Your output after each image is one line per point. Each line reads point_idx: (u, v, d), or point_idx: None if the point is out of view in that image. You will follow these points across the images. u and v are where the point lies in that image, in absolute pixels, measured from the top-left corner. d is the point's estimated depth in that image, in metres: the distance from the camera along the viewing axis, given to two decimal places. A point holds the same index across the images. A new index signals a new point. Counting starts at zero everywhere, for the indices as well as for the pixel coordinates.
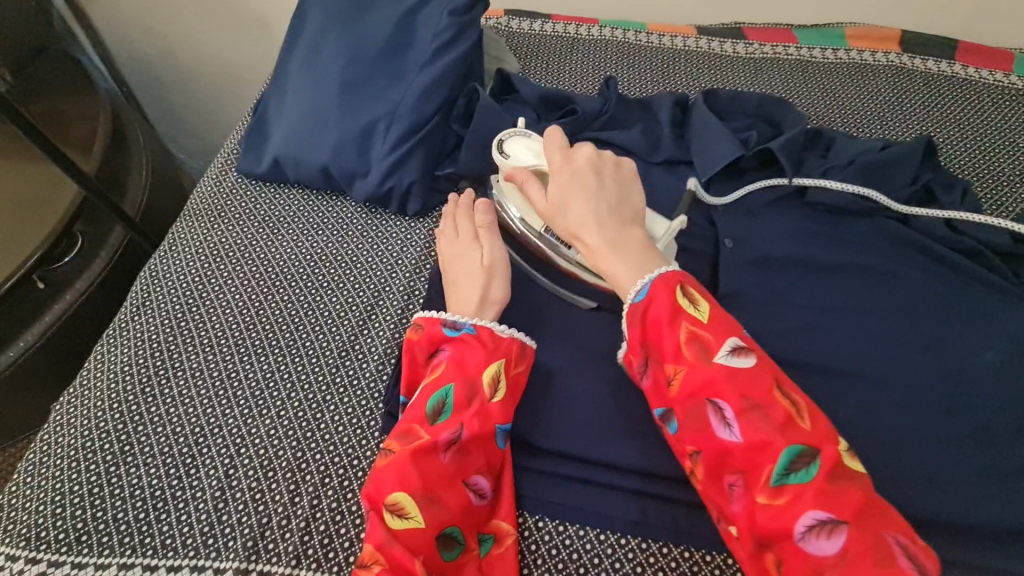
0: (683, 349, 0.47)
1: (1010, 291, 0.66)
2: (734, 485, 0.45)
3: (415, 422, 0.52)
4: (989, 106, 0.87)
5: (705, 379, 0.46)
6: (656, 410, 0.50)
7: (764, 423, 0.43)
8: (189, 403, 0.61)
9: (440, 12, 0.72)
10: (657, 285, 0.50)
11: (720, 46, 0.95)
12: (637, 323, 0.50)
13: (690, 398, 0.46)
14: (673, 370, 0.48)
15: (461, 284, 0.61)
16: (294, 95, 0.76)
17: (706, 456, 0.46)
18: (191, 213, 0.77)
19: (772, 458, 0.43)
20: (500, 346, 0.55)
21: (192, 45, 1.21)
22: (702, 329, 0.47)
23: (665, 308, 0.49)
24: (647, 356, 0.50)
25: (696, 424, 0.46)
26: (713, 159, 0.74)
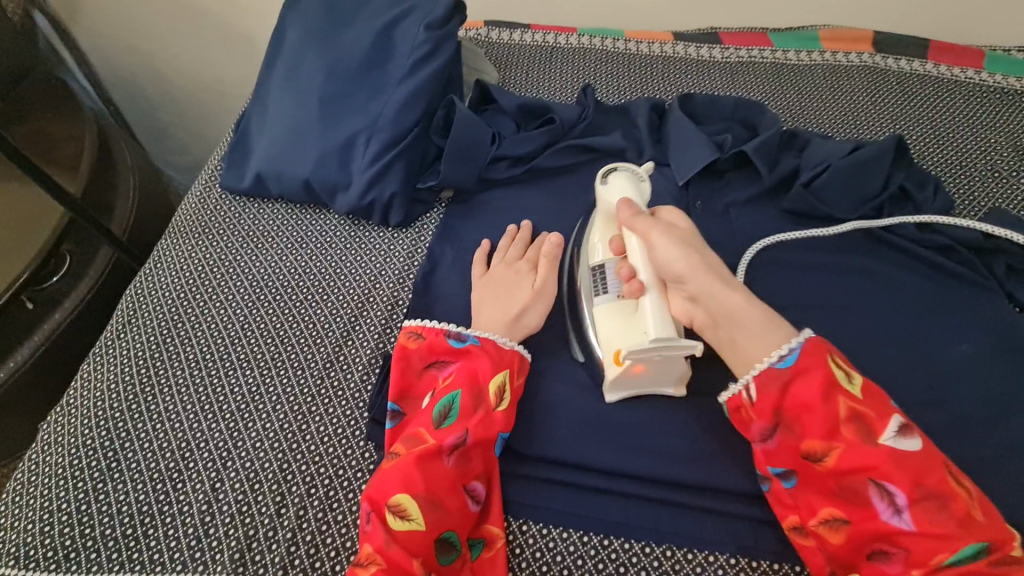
0: (841, 425, 0.46)
1: (981, 284, 0.67)
2: (884, 556, 0.44)
3: (421, 427, 0.54)
4: (961, 103, 0.88)
5: (865, 459, 0.44)
6: (774, 468, 0.50)
7: (936, 513, 0.42)
8: (176, 418, 0.61)
9: (417, 27, 0.73)
10: (808, 354, 0.48)
11: (697, 50, 0.97)
12: (778, 391, 0.48)
13: (842, 473, 0.45)
14: (823, 447, 0.46)
15: (503, 299, 0.62)
16: (276, 111, 0.77)
17: (853, 528, 0.45)
18: (176, 230, 0.77)
19: (947, 546, 0.42)
20: (504, 357, 0.57)
21: (178, 62, 1.22)
22: (860, 404, 0.46)
23: (818, 385, 0.47)
24: (780, 425, 0.49)
25: (849, 497, 0.45)
26: (689, 162, 0.75)
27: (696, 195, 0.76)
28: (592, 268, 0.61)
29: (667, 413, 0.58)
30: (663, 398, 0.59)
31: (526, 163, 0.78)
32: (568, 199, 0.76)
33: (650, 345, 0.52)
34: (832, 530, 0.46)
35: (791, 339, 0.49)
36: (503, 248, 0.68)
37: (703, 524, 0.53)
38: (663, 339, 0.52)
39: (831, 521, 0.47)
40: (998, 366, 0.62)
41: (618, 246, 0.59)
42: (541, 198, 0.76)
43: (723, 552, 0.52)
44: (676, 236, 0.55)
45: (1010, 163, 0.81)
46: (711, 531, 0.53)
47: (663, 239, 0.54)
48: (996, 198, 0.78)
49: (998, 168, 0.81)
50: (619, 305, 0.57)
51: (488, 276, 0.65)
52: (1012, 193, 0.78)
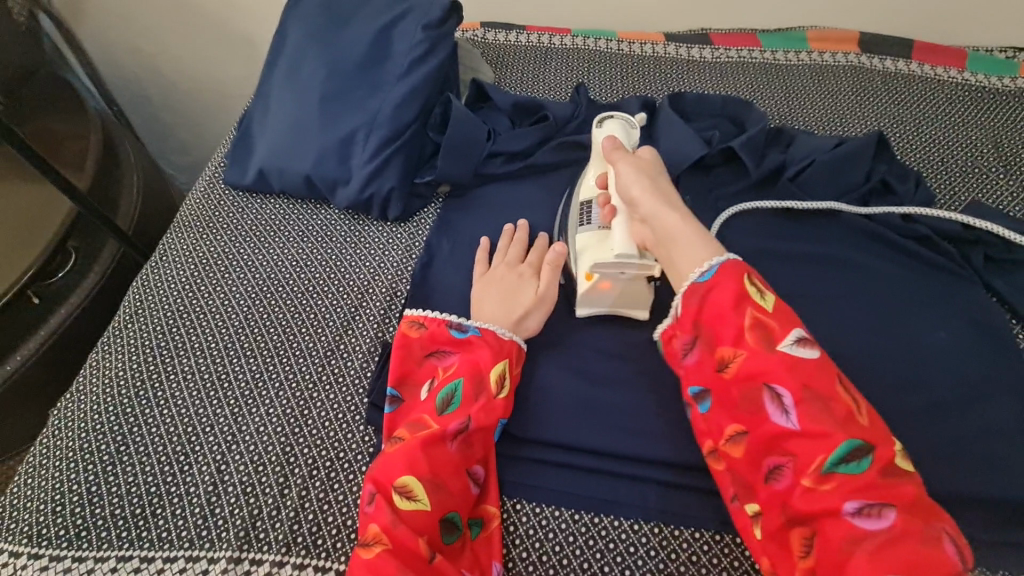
0: (746, 334, 0.47)
1: (960, 274, 0.70)
2: (778, 466, 0.46)
3: (425, 413, 0.56)
4: (943, 101, 0.91)
5: (762, 365, 0.46)
6: (693, 387, 0.52)
7: (822, 415, 0.44)
8: (182, 403, 0.63)
9: (415, 27, 0.76)
10: (725, 272, 0.50)
11: (688, 51, 0.99)
12: (696, 304, 0.51)
13: (744, 381, 0.47)
14: (729, 355, 0.48)
15: (505, 302, 0.64)
16: (278, 108, 0.80)
17: (751, 438, 0.47)
18: (181, 224, 0.79)
19: (826, 448, 0.43)
20: (504, 348, 0.60)
21: (181, 63, 1.24)
22: (767, 317, 0.48)
23: (729, 296, 0.49)
24: (697, 337, 0.51)
25: (750, 406, 0.47)
26: (678, 158, 0.78)
27: (685, 189, 0.78)
28: (580, 204, 0.66)
29: (656, 397, 0.61)
30: (652, 383, 0.62)
31: (521, 158, 0.80)
32: (561, 193, 0.78)
33: (613, 259, 0.59)
34: (736, 443, 0.48)
35: (715, 256, 0.52)
36: (503, 250, 0.70)
37: (690, 501, 0.55)
38: (624, 255, 0.58)
39: (735, 433, 0.48)
40: (974, 352, 0.64)
41: (603, 180, 0.65)
42: (535, 193, 0.78)
43: (708, 528, 0.54)
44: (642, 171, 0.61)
45: (989, 159, 0.84)
46: (697, 509, 0.55)
47: (628, 169, 0.60)
48: (976, 192, 0.80)
49: (978, 164, 0.83)
50: (593, 233, 0.62)
51: (490, 275, 0.67)
52: (991, 188, 0.81)
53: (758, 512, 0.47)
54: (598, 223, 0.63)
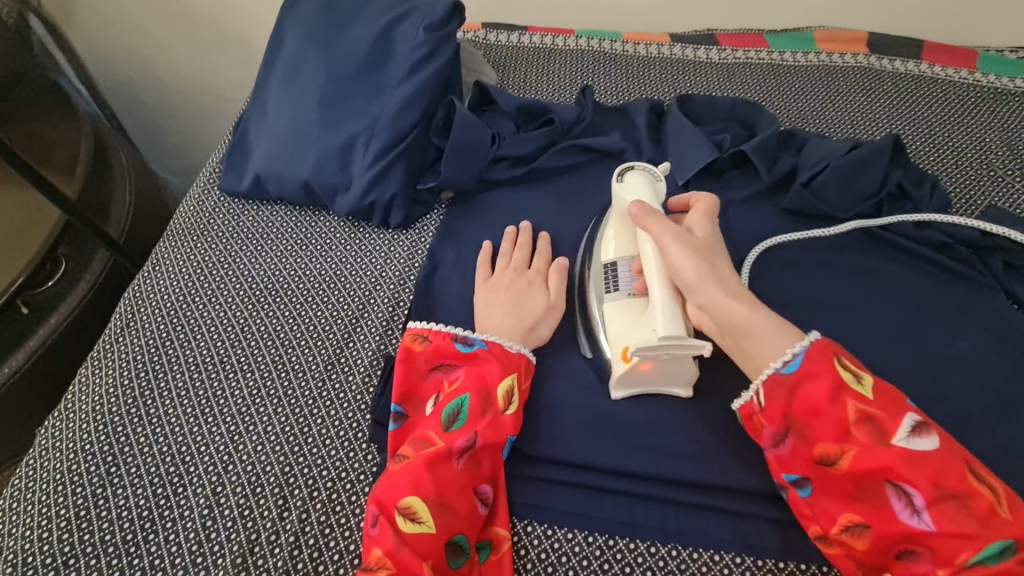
0: (851, 429, 0.45)
1: (980, 281, 0.68)
2: (910, 558, 0.44)
3: (430, 430, 0.53)
4: (955, 102, 0.89)
5: (879, 460, 0.44)
6: (791, 478, 0.49)
7: (956, 510, 0.42)
8: (176, 422, 0.60)
9: (417, 28, 0.74)
10: (815, 358, 0.48)
11: (694, 52, 0.97)
12: (785, 397, 0.48)
13: (859, 477, 0.45)
14: (836, 451, 0.46)
15: (516, 308, 0.62)
16: (275, 112, 0.77)
17: (875, 533, 0.44)
18: (174, 233, 0.77)
19: (970, 543, 0.41)
20: (511, 361, 0.57)
21: (174, 65, 1.21)
22: (870, 406, 0.45)
23: (827, 386, 0.46)
24: (791, 429, 0.48)
25: (869, 501, 0.45)
26: (689, 162, 0.76)
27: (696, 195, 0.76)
28: (603, 265, 0.62)
29: (671, 412, 0.58)
30: (667, 397, 0.59)
31: (526, 163, 0.78)
32: (568, 200, 0.76)
33: (658, 342, 0.51)
34: (854, 538, 0.46)
35: (796, 344, 0.49)
36: (507, 254, 0.68)
37: (710, 522, 0.53)
38: (672, 336, 0.51)
39: (852, 526, 0.46)
40: (999, 362, 0.62)
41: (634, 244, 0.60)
42: (542, 200, 0.76)
43: (729, 551, 0.52)
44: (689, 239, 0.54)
45: (1005, 162, 0.82)
46: (717, 530, 0.53)
47: (673, 244, 0.53)
48: (992, 195, 0.79)
49: (993, 166, 0.81)
50: (628, 303, 0.57)
51: (494, 282, 0.65)
52: (1008, 191, 0.79)
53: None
54: (631, 292, 0.58)
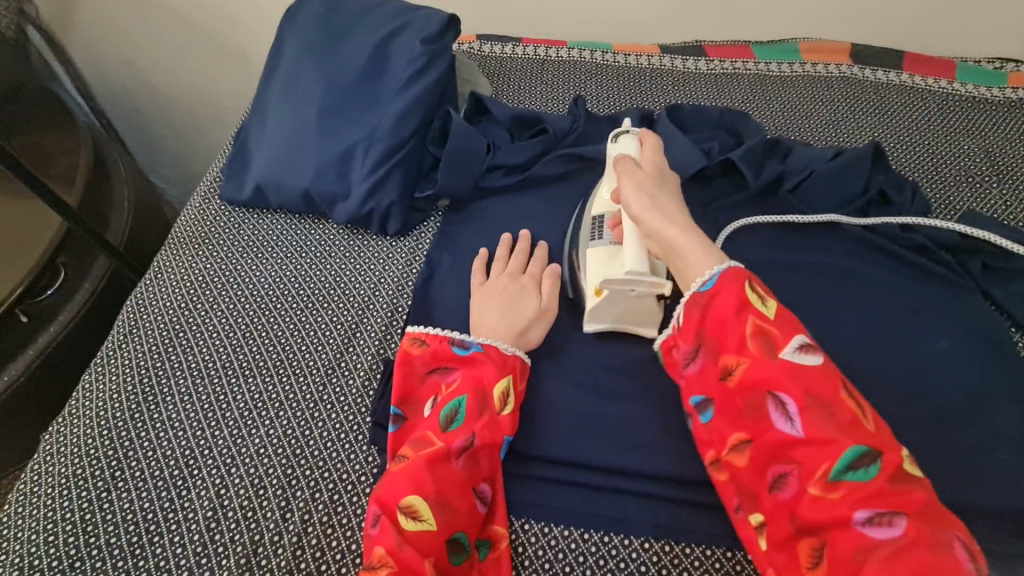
0: (747, 342, 0.48)
1: (959, 283, 0.70)
2: (785, 476, 0.45)
3: (429, 430, 0.55)
4: (934, 111, 0.93)
5: (765, 372, 0.46)
6: (696, 398, 0.52)
7: (825, 421, 0.43)
8: (179, 425, 0.62)
9: (413, 40, 0.76)
10: (725, 278, 0.51)
11: (683, 62, 1.00)
12: (697, 314, 0.51)
13: (746, 389, 0.47)
14: (733, 362, 0.48)
15: (508, 312, 0.63)
16: (274, 122, 0.78)
17: (755, 447, 0.46)
18: (175, 242, 0.78)
19: (833, 455, 0.43)
20: (506, 362, 0.59)
21: (173, 74, 1.23)
22: (767, 323, 0.48)
23: (730, 302, 0.49)
24: (702, 346, 0.51)
25: (751, 413, 0.47)
26: (677, 170, 0.78)
27: (685, 201, 0.78)
28: (592, 217, 0.66)
29: (663, 412, 0.60)
30: (659, 397, 0.61)
31: (520, 171, 0.80)
32: (561, 206, 0.78)
33: (623, 277, 0.57)
34: (744, 453, 0.47)
35: (715, 265, 0.52)
36: (502, 259, 0.70)
37: (700, 518, 0.55)
38: (636, 271, 0.56)
39: (739, 443, 0.48)
40: (977, 361, 0.65)
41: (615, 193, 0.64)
42: (536, 206, 0.78)
43: (719, 545, 0.53)
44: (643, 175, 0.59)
45: (982, 168, 0.85)
46: (708, 525, 0.54)
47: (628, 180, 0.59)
48: (971, 200, 0.82)
49: (971, 172, 0.84)
50: (607, 246, 0.62)
51: (490, 287, 0.66)
52: (986, 197, 0.82)
53: (763, 521, 0.46)
54: (609, 241, 0.63)
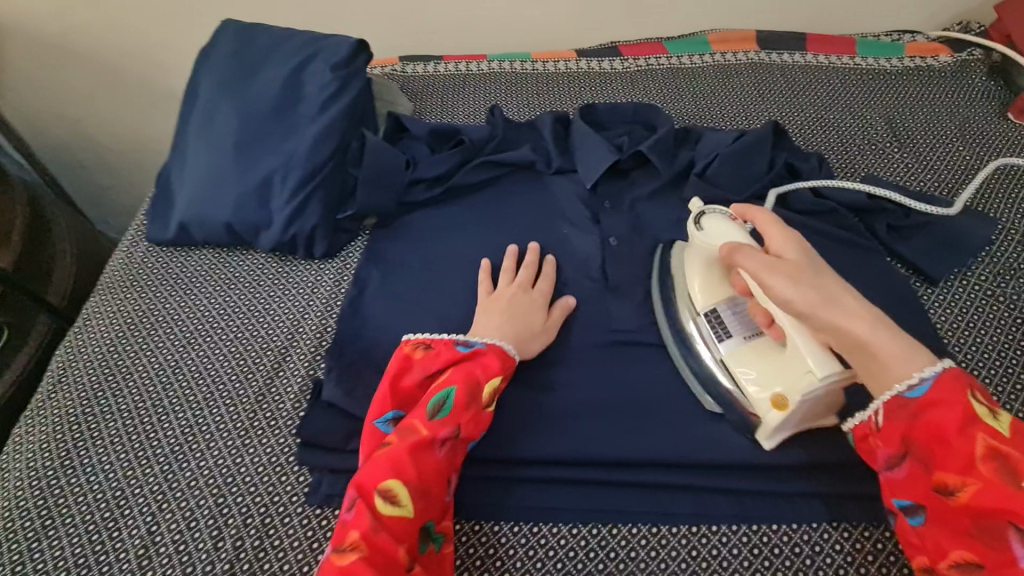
0: (979, 462, 0.43)
1: (865, 245, 0.74)
2: None
3: (417, 419, 0.55)
4: (839, 87, 0.97)
5: (1002, 500, 0.42)
6: (902, 501, 0.48)
7: None
8: (111, 468, 0.62)
9: (324, 68, 0.79)
10: (944, 386, 0.46)
11: (599, 64, 1.04)
12: (906, 421, 0.48)
13: (978, 513, 0.43)
14: (955, 481, 0.44)
15: (512, 318, 0.65)
16: (194, 158, 0.79)
17: (987, 575, 0.42)
18: (104, 288, 0.78)
19: None
20: (501, 362, 0.60)
21: (109, 123, 1.23)
22: (1004, 444, 0.43)
23: (956, 414, 0.45)
24: (911, 454, 0.48)
25: (986, 539, 0.43)
26: (593, 165, 0.80)
27: (606, 194, 0.80)
28: (702, 313, 0.63)
29: (586, 404, 0.63)
30: (581, 390, 0.64)
31: (442, 183, 0.81)
32: (485, 213, 0.80)
33: (818, 383, 0.52)
34: (967, 575, 0.43)
35: (927, 364, 0.48)
36: (511, 271, 0.71)
37: (625, 499, 0.58)
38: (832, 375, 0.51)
39: (961, 564, 0.44)
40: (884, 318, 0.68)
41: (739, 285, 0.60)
42: (460, 216, 0.80)
43: (644, 523, 0.56)
44: (793, 266, 0.51)
45: (884, 136, 0.89)
46: (632, 505, 0.57)
47: (774, 275, 0.51)
48: (875, 167, 0.86)
49: (874, 141, 0.89)
50: (750, 347, 0.59)
51: (498, 296, 0.68)
52: (889, 162, 0.86)
53: None
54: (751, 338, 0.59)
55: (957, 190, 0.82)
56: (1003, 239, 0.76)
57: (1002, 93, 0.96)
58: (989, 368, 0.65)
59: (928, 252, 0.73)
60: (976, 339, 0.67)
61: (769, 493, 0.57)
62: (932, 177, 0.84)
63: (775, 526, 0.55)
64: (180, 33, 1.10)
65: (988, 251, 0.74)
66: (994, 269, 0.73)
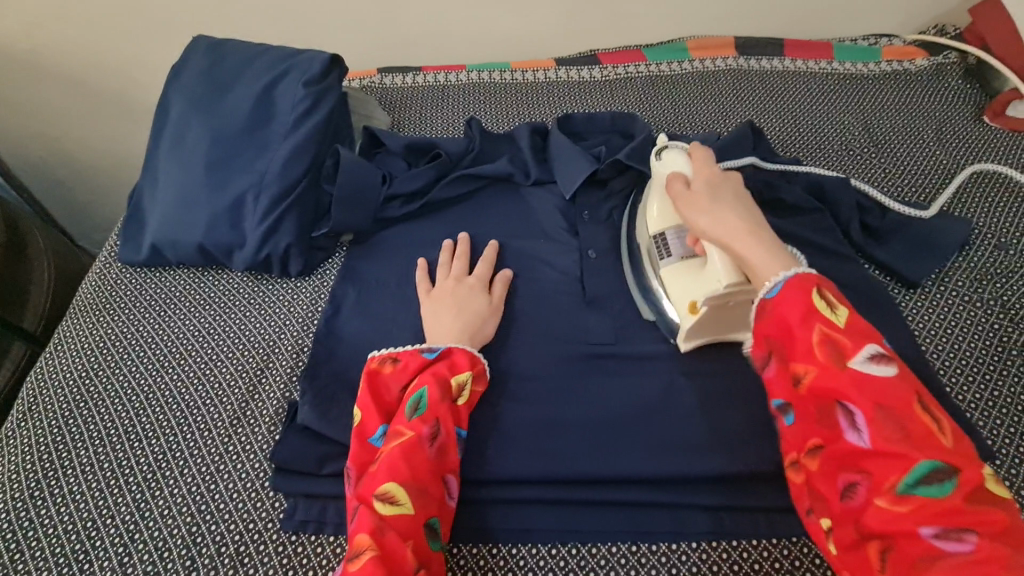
0: (815, 348, 0.45)
1: (844, 252, 0.73)
2: (852, 486, 0.43)
3: (400, 423, 0.54)
4: (816, 93, 0.98)
5: (833, 382, 0.43)
6: (774, 401, 0.48)
7: (896, 433, 0.41)
8: (82, 498, 0.61)
9: (296, 84, 0.78)
10: (793, 284, 0.47)
11: (578, 73, 1.03)
12: (766, 320, 0.48)
13: (817, 397, 0.44)
14: (801, 369, 0.45)
15: (459, 312, 0.66)
16: (166, 180, 0.78)
17: (825, 454, 0.44)
18: (76, 311, 0.77)
19: (902, 467, 0.40)
20: (461, 361, 0.60)
21: (87, 140, 1.22)
22: (839, 332, 0.44)
23: (797, 307, 0.46)
24: (772, 351, 0.48)
25: (822, 421, 0.44)
26: (571, 177, 0.79)
27: (584, 205, 0.79)
28: (653, 236, 0.68)
29: (564, 419, 0.62)
30: (560, 405, 0.63)
31: (419, 198, 0.81)
32: (462, 228, 0.79)
33: (722, 290, 0.58)
34: (812, 460, 0.46)
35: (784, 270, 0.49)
36: (446, 265, 0.73)
37: (604, 518, 0.57)
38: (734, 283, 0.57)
39: (810, 450, 0.46)
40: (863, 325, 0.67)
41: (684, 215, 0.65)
42: (437, 230, 0.79)
43: (624, 541, 0.56)
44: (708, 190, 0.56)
45: (861, 141, 0.90)
46: (611, 524, 0.56)
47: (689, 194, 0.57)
48: (853, 172, 0.86)
49: (852, 146, 0.89)
50: (681, 264, 0.64)
51: (438, 292, 0.68)
52: (866, 168, 0.86)
53: (831, 526, 0.45)
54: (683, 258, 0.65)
55: (934, 195, 0.82)
56: (978, 243, 0.76)
57: (977, 95, 0.97)
58: (966, 374, 0.65)
59: (905, 257, 0.73)
60: (953, 346, 0.67)
61: (749, 508, 0.56)
62: (910, 182, 0.84)
63: (754, 542, 0.55)
64: (155, 48, 1.09)
65: (963, 256, 0.74)
66: (969, 274, 0.73)
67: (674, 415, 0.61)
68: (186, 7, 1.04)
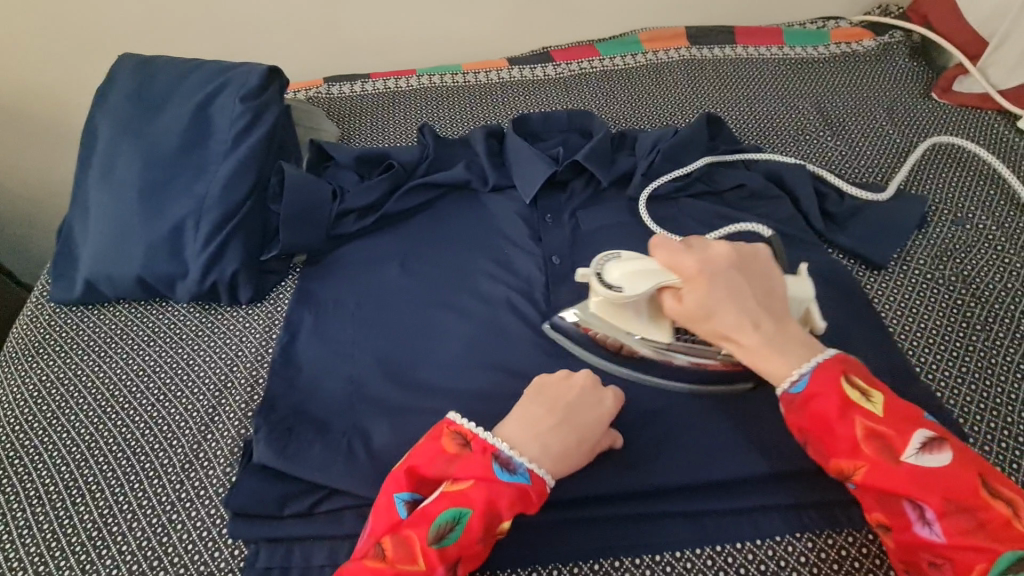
0: (862, 445, 0.46)
1: (809, 238, 0.73)
2: (935, 569, 0.45)
3: (418, 538, 0.47)
4: (770, 79, 0.98)
5: (893, 478, 0.45)
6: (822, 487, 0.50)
7: (968, 522, 0.43)
8: (19, 565, 0.56)
9: (233, 100, 0.74)
10: (820, 377, 0.48)
11: (531, 71, 1.01)
12: (800, 416, 0.49)
13: (879, 491, 0.46)
14: (850, 466, 0.47)
15: (551, 414, 0.54)
16: (96, 210, 0.73)
17: (899, 540, 0.46)
18: (7, 358, 0.71)
19: (985, 557, 0.42)
20: (533, 503, 0.50)
21: (16, 170, 1.13)
22: (880, 424, 0.46)
23: (835, 404, 0.47)
24: (810, 444, 0.49)
25: (890, 511, 0.46)
26: (530, 180, 0.77)
27: (546, 208, 0.77)
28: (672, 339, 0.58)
29: None
30: None
31: (374, 212, 0.77)
32: (420, 239, 0.76)
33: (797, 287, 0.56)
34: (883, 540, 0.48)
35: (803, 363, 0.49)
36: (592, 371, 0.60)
37: (586, 534, 0.55)
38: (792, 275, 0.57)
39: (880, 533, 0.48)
40: (836, 310, 0.66)
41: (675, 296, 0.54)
42: (394, 244, 0.76)
43: (607, 557, 0.54)
44: (704, 290, 0.51)
45: (817, 126, 0.89)
46: (593, 540, 0.54)
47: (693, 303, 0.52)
48: (811, 156, 0.85)
49: (808, 131, 0.89)
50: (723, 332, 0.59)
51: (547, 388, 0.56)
52: (825, 151, 0.86)
53: None
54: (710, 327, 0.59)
55: (890, 175, 0.82)
56: (937, 220, 0.76)
57: (925, 72, 0.98)
58: (935, 353, 0.65)
59: (868, 240, 0.73)
60: (920, 325, 0.67)
61: (730, 510, 0.55)
62: (868, 163, 0.84)
63: (738, 545, 0.53)
64: (85, 69, 1.02)
65: (923, 234, 0.75)
66: (931, 252, 0.73)
67: (650, 421, 0.59)
68: (117, 23, 0.97)
